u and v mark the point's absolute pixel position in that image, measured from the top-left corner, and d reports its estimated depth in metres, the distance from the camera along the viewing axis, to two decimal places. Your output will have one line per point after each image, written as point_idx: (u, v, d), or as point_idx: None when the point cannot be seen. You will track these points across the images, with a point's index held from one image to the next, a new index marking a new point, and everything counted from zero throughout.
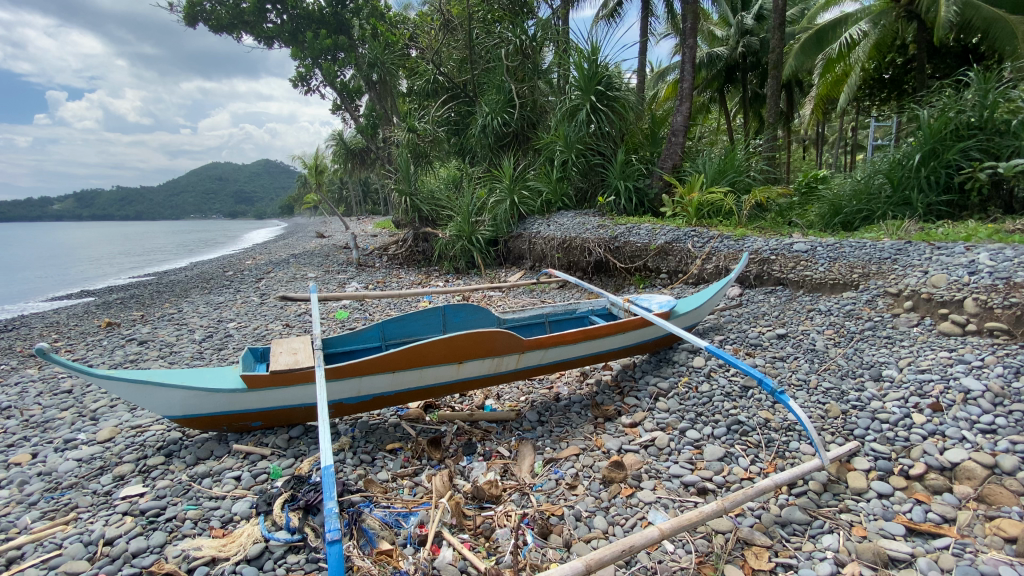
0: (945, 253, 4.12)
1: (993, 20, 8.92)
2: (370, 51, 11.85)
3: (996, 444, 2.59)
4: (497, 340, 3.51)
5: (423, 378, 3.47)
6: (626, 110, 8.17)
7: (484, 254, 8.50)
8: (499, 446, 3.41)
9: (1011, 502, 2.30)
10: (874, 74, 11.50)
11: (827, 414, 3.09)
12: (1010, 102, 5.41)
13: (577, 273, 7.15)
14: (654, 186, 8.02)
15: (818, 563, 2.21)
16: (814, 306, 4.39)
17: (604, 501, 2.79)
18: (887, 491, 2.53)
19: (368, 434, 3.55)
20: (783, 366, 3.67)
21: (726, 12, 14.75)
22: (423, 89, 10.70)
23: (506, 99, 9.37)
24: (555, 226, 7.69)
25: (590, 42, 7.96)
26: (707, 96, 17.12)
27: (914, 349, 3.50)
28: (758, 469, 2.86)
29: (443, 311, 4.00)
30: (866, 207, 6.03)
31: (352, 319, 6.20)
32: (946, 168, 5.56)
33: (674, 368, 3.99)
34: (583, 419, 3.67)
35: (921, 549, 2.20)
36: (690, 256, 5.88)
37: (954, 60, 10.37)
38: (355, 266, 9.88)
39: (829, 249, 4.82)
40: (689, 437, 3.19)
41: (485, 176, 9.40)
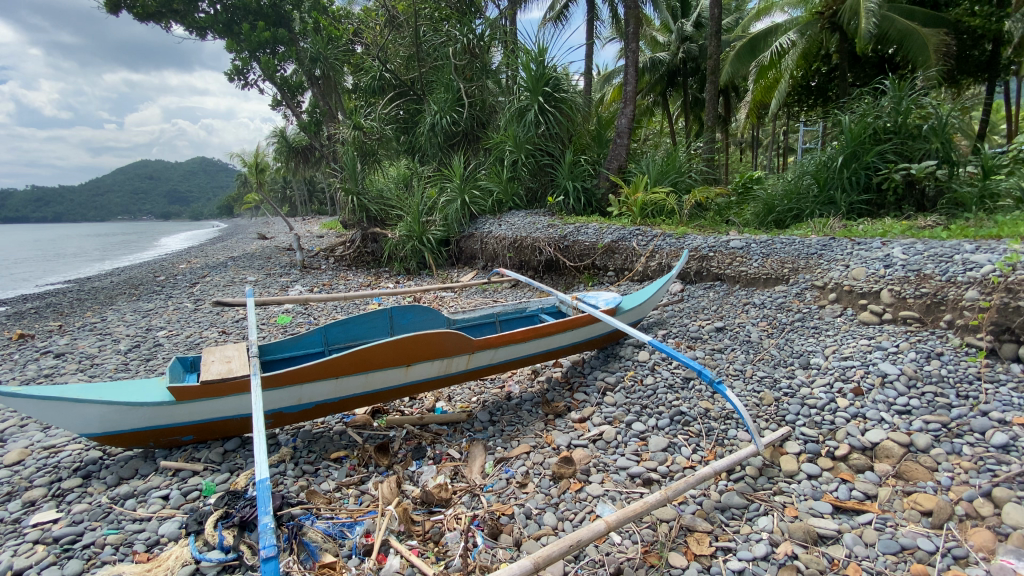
0: (864, 248, 4.44)
1: (906, 33, 9.76)
2: (313, 45, 11.57)
3: (910, 423, 2.81)
4: (447, 341, 3.45)
5: (369, 383, 3.37)
6: (573, 112, 8.29)
7: (436, 254, 8.36)
8: (450, 448, 3.37)
9: (924, 477, 2.50)
10: (802, 82, 12.23)
11: (762, 401, 3.25)
12: (920, 109, 5.90)
13: (527, 272, 7.17)
14: (600, 187, 8.22)
15: (754, 544, 2.31)
16: (749, 300, 4.61)
17: (554, 497, 2.81)
18: (816, 472, 2.68)
19: (311, 443, 3.41)
20: (721, 357, 3.83)
21: (667, 19, 15.30)
22: (368, 85, 10.41)
23: (455, 98, 9.31)
24: (506, 226, 7.70)
25: (537, 43, 8.03)
26: (650, 100, 17.72)
27: (838, 338, 3.74)
28: (699, 458, 2.96)
29: (390, 312, 3.88)
30: (797, 206, 6.41)
31: (295, 324, 5.94)
32: (865, 169, 6.00)
33: (620, 363, 4.08)
34: (533, 417, 3.68)
35: (846, 525, 2.35)
36: (635, 254, 6.04)
37: (872, 69, 11.21)
38: (299, 268, 9.50)
39: (762, 246, 5.07)
40: (635, 430, 3.27)
41: (435, 175, 9.25)
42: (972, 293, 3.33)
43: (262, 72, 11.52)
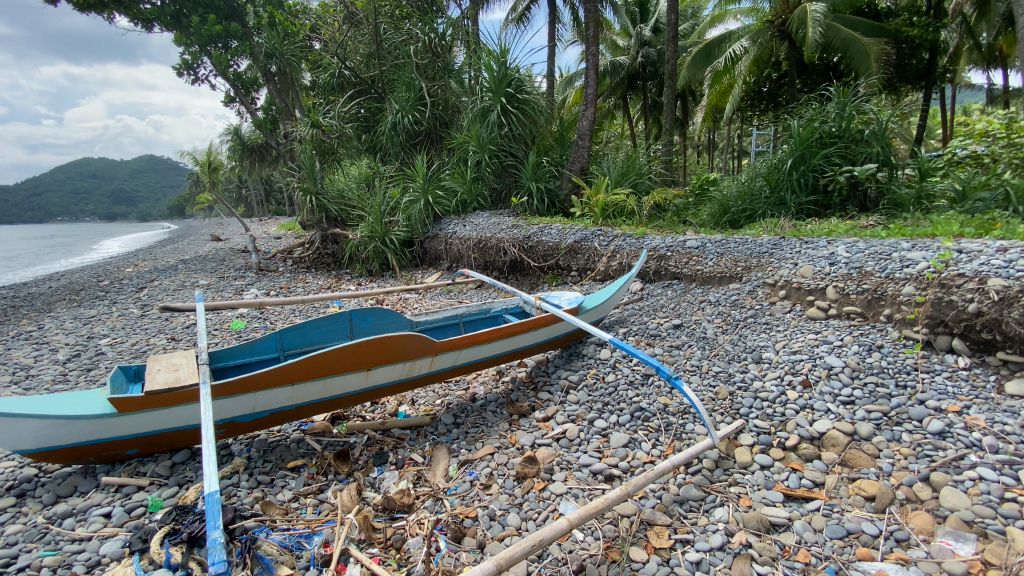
0: (811, 247, 4.65)
1: (850, 42, 10.28)
2: (267, 40, 11.05)
3: (854, 413, 2.96)
4: (408, 344, 3.39)
5: (327, 389, 3.27)
6: (536, 113, 8.34)
7: (399, 254, 8.20)
8: (413, 452, 3.32)
9: (867, 464, 2.64)
10: (754, 88, 12.65)
11: (717, 396, 3.35)
12: (862, 114, 6.24)
13: (493, 272, 7.15)
14: (563, 188, 8.30)
15: (711, 535, 2.39)
16: (705, 298, 4.75)
17: (518, 497, 2.81)
18: (768, 462, 2.79)
19: (267, 453, 3.30)
20: (679, 354, 3.93)
21: (626, 23, 15.63)
22: (326, 83, 10.17)
23: (417, 97, 9.21)
24: (471, 226, 7.68)
25: (499, 44, 8.04)
26: (611, 103, 18.06)
27: (788, 333, 3.90)
28: (658, 452, 3.03)
29: (350, 315, 3.80)
30: (750, 207, 6.65)
31: (249, 329, 5.72)
32: (813, 171, 6.30)
33: (583, 362, 4.13)
34: (497, 418, 3.66)
35: (797, 513, 2.45)
36: (597, 254, 6.13)
37: (819, 76, 11.67)
38: (255, 271, 9.15)
39: (716, 246, 5.23)
40: (597, 427, 3.31)
41: (397, 175, 9.11)
42: (909, 288, 3.53)
43: (214, 67, 10.97)
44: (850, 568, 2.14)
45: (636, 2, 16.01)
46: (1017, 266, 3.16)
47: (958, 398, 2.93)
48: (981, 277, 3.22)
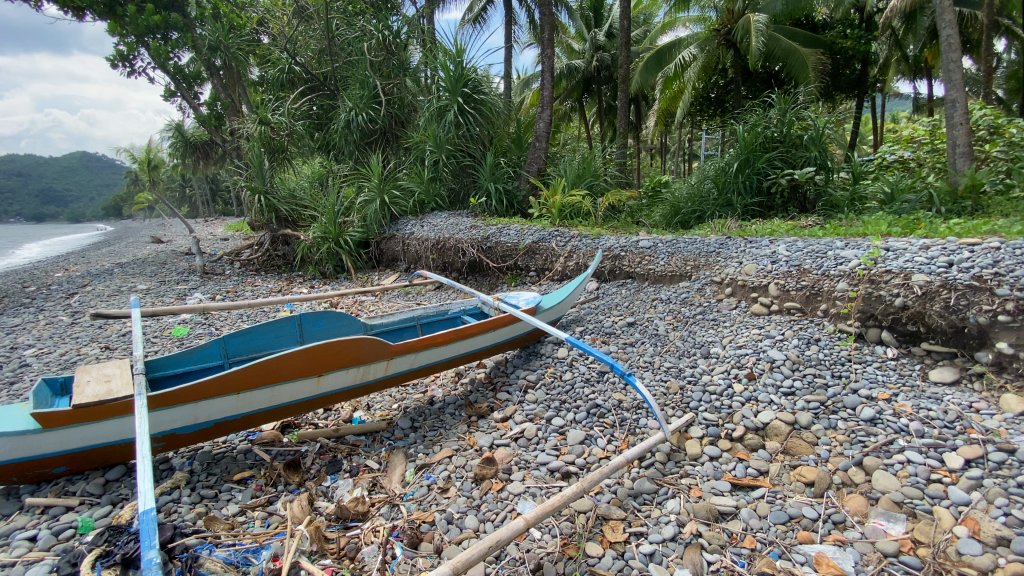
0: (755, 246, 4.87)
1: (790, 52, 10.86)
2: (211, 32, 10.58)
3: (795, 403, 3.12)
4: (362, 348, 3.30)
5: (275, 397, 3.14)
6: (493, 114, 8.35)
7: (354, 256, 7.99)
8: (367, 459, 3.24)
9: (807, 451, 2.79)
10: (703, 94, 13.12)
11: (669, 390, 3.45)
12: (801, 121, 6.59)
13: (451, 273, 7.10)
14: (521, 189, 8.35)
15: (664, 526, 2.45)
16: (657, 296, 4.88)
17: (476, 499, 2.79)
18: (716, 453, 2.89)
19: (211, 465, 3.14)
20: (632, 351, 4.03)
21: (581, 28, 15.88)
22: (275, 79, 9.80)
23: (371, 95, 9.02)
24: (428, 226, 7.60)
25: (455, 44, 8.01)
26: (568, 105, 18.33)
27: (734, 328, 4.06)
28: (613, 448, 3.08)
29: (300, 319, 3.68)
30: (700, 209, 6.90)
31: (193, 336, 5.43)
32: (757, 174, 6.59)
33: (541, 361, 4.16)
34: (456, 420, 3.62)
35: (743, 501, 2.56)
36: (554, 254, 6.18)
37: (762, 83, 12.27)
38: (200, 274, 8.70)
39: (667, 246, 5.39)
40: (555, 425, 3.34)
41: (351, 174, 8.89)
42: (842, 284, 3.75)
43: (152, 60, 10.28)
44: (792, 551, 2.25)
45: (590, 7, 16.27)
46: (937, 263, 3.42)
47: (887, 386, 3.14)
48: (906, 273, 3.47)
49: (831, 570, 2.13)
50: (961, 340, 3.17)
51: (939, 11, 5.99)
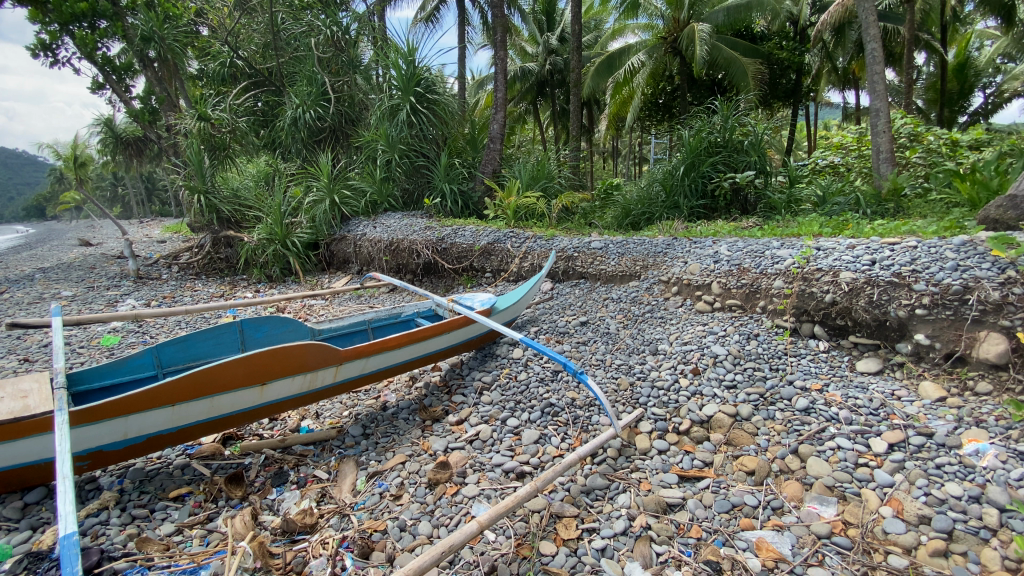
0: (699, 246, 5.06)
1: (731, 61, 11.41)
2: (143, 21, 9.76)
3: (737, 396, 3.26)
4: (309, 354, 3.18)
5: (214, 408, 2.98)
6: (446, 114, 8.29)
7: (303, 258, 7.72)
8: (316, 469, 3.14)
9: (748, 442, 2.92)
10: (651, 99, 13.53)
11: (620, 387, 3.53)
12: (742, 127, 6.91)
13: (406, 275, 6.98)
14: (476, 190, 8.34)
15: (615, 521, 2.51)
16: (608, 295, 5.00)
17: (430, 504, 2.75)
18: (664, 447, 2.98)
19: (145, 483, 2.95)
20: (585, 349, 4.10)
21: (534, 31, 16.07)
22: (215, 72, 9.28)
23: (320, 92, 8.75)
24: (381, 227, 7.45)
25: (407, 42, 7.91)
26: (522, 108, 18.47)
27: (680, 326, 4.20)
28: (567, 445, 3.12)
29: (241, 326, 3.51)
30: (649, 211, 7.12)
31: (124, 344, 5.08)
32: (702, 177, 6.86)
33: (496, 362, 4.15)
34: (410, 425, 3.56)
35: (690, 492, 2.66)
36: (510, 255, 6.19)
37: (706, 90, 12.83)
38: (133, 278, 8.16)
39: (618, 246, 5.53)
40: (510, 426, 3.34)
41: (299, 173, 8.58)
42: (778, 281, 3.96)
43: (77, 49, 9.61)
44: (735, 538, 2.35)
45: (543, 11, 16.44)
46: (861, 261, 3.67)
47: (819, 377, 3.34)
48: (835, 271, 3.70)
49: (770, 553, 2.24)
50: (884, 333, 3.42)
51: (864, 26, 6.48)
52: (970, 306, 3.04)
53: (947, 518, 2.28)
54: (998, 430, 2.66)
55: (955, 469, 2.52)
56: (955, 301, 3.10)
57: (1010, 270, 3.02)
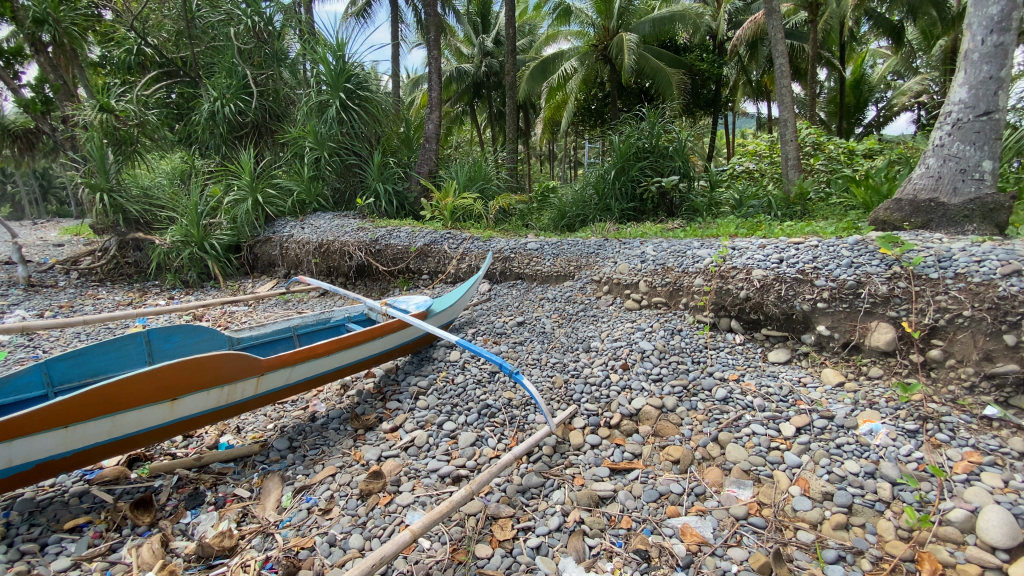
0: (628, 247, 5.26)
1: (657, 71, 11.97)
2: (34, 2, 8.60)
3: (663, 389, 3.41)
4: (226, 365, 2.97)
5: (116, 428, 2.70)
6: (379, 112, 8.07)
7: (223, 262, 7.22)
8: (237, 487, 2.95)
9: (673, 432, 3.06)
10: (584, 104, 13.94)
11: (555, 385, 3.59)
12: (668, 133, 7.26)
13: (337, 278, 6.72)
14: (412, 190, 8.18)
15: (549, 517, 2.54)
16: (544, 295, 5.07)
17: (362, 516, 2.65)
18: (596, 441, 3.06)
19: (34, 515, 2.64)
20: (521, 349, 4.13)
21: (470, 32, 16.08)
22: (120, 60, 8.50)
23: (240, 84, 8.26)
24: (310, 228, 7.13)
25: (336, 36, 7.63)
26: (459, 109, 18.41)
27: (611, 323, 4.34)
28: (503, 446, 3.12)
29: (148, 336, 3.22)
30: (583, 213, 7.33)
31: (9, 360, 4.52)
32: (631, 181, 7.13)
33: (433, 365, 4.06)
34: (341, 435, 3.41)
35: (621, 484, 2.74)
36: (446, 257, 6.11)
37: (634, 98, 13.41)
38: (22, 286, 7.26)
39: (553, 247, 5.64)
40: (446, 430, 3.29)
41: (218, 170, 8.04)
42: (699, 279, 4.19)
43: None
44: (662, 526, 2.46)
45: (477, 13, 16.44)
46: (770, 259, 3.96)
47: (736, 367, 3.57)
48: (748, 269, 3.97)
49: (693, 538, 2.36)
50: (791, 325, 3.71)
51: (774, 42, 7.02)
52: (863, 299, 3.37)
53: (846, 493, 2.51)
54: (888, 411, 2.96)
55: (853, 448, 2.78)
56: (850, 295, 3.42)
57: (896, 266, 3.38)
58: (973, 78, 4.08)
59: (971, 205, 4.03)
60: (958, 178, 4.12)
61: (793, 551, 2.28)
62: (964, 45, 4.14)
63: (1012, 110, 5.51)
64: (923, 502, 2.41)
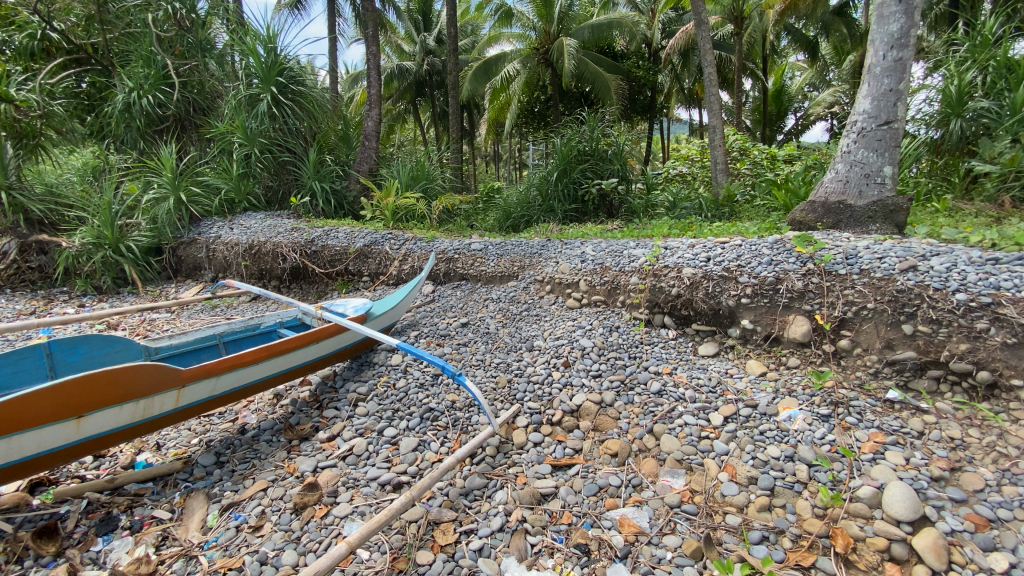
0: (569, 248, 5.35)
1: (597, 76, 12.32)
2: None
3: (603, 384, 3.50)
4: (141, 378, 2.73)
5: (10, 452, 2.42)
6: (314, 108, 7.76)
7: (142, 266, 6.68)
8: (157, 508, 2.74)
9: (612, 426, 3.15)
10: (527, 107, 14.09)
11: (498, 385, 3.58)
12: (607, 137, 7.47)
13: (270, 282, 6.40)
14: (351, 190, 7.94)
15: (492, 518, 2.53)
16: (488, 296, 5.06)
17: (295, 531, 2.54)
18: (539, 439, 3.09)
19: None
20: (465, 351, 4.10)
21: (410, 29, 15.83)
22: (20, 45, 7.61)
23: (160, 75, 7.69)
24: (239, 229, 6.74)
25: (267, 27, 7.26)
26: (401, 107, 18.07)
27: (554, 322, 4.39)
28: (446, 449, 3.08)
29: (50, 348, 2.91)
30: (527, 213, 7.39)
31: None
32: (573, 183, 7.28)
33: (373, 370, 3.94)
34: (274, 447, 3.24)
35: (562, 480, 2.78)
36: (388, 258, 5.95)
37: (575, 101, 13.72)
38: None
39: (496, 248, 5.65)
40: (386, 436, 3.21)
41: (135, 166, 7.44)
42: (635, 278, 4.33)
43: None
44: (602, 518, 2.52)
45: (418, 11, 16.29)
46: (699, 258, 4.15)
47: (670, 361, 3.72)
48: (679, 267, 4.14)
49: (631, 529, 2.43)
50: (718, 320, 3.91)
51: (703, 52, 7.39)
52: (781, 294, 3.60)
53: (769, 476, 2.68)
54: (805, 398, 3.19)
55: (774, 433, 2.97)
56: (770, 290, 3.65)
57: (809, 264, 3.64)
58: (875, 90, 4.48)
59: (874, 207, 4.42)
60: (863, 182, 4.51)
61: (722, 534, 2.40)
62: (868, 59, 4.52)
63: (910, 122, 6.10)
64: (836, 481, 2.61)
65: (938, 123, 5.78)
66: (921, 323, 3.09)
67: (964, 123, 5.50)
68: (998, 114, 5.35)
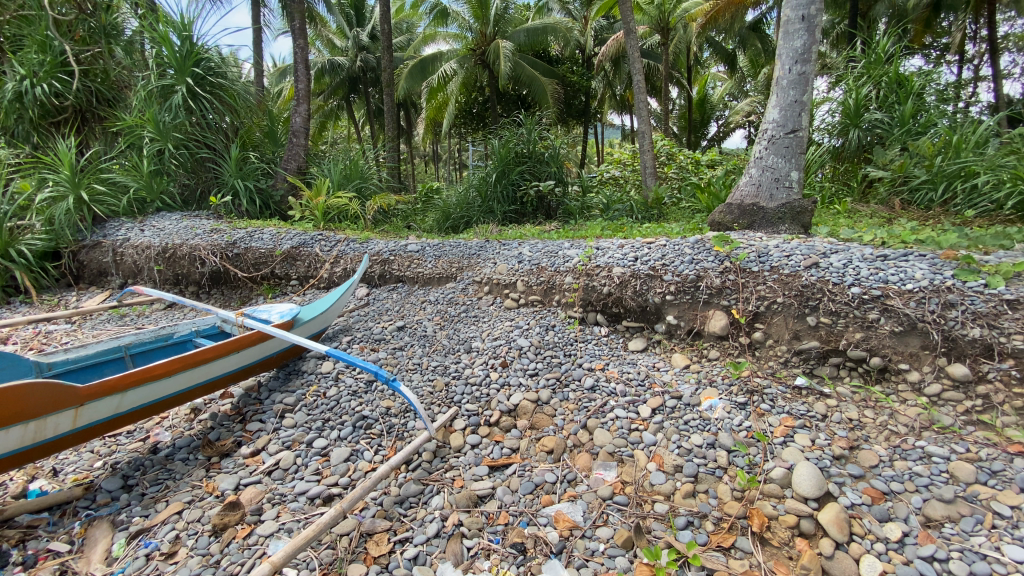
0: (506, 248, 5.38)
1: (533, 79, 12.48)
2: None
3: (538, 383, 3.54)
4: (30, 397, 2.44)
5: None
6: (235, 102, 7.31)
7: (36, 272, 6.02)
8: (51, 542, 2.47)
9: (548, 423, 3.20)
10: (465, 108, 14.02)
11: (434, 389, 3.54)
12: (543, 140, 7.58)
13: (188, 287, 5.97)
14: (277, 188, 7.55)
15: (428, 524, 2.50)
16: (425, 298, 4.98)
17: (214, 555, 2.37)
18: (476, 441, 3.08)
19: None
20: (401, 355, 4.01)
21: (342, 23, 15.30)
22: None
23: (56, 61, 6.95)
24: (151, 231, 6.23)
25: (180, 14, 6.75)
26: (333, 103, 17.42)
27: (491, 323, 4.40)
28: (381, 457, 2.99)
29: None
30: (467, 214, 7.35)
31: None
32: (512, 184, 7.33)
33: (302, 379, 3.76)
34: (190, 466, 3.02)
35: (499, 480, 2.79)
36: (318, 260, 5.70)
37: (513, 103, 13.83)
38: None
39: (434, 249, 5.58)
40: (316, 448, 3.07)
41: (26, 162, 6.67)
42: (569, 278, 4.42)
43: None
44: (537, 516, 2.55)
45: (350, 5, 15.81)
46: (628, 258, 4.31)
47: (602, 358, 3.83)
48: (609, 267, 4.28)
49: (565, 524, 2.48)
50: (646, 316, 4.08)
51: (632, 60, 7.67)
52: (702, 291, 3.81)
53: (693, 464, 2.82)
54: (724, 388, 3.39)
55: (698, 422, 3.13)
56: (692, 287, 3.86)
57: (726, 262, 3.88)
58: (783, 101, 4.85)
59: (783, 209, 4.78)
60: (774, 186, 4.87)
61: (651, 522, 2.50)
62: (776, 72, 4.88)
63: (815, 131, 6.65)
64: (752, 465, 2.80)
65: (838, 133, 6.37)
66: (823, 315, 3.37)
67: (861, 133, 6.13)
68: (889, 125, 6.01)
